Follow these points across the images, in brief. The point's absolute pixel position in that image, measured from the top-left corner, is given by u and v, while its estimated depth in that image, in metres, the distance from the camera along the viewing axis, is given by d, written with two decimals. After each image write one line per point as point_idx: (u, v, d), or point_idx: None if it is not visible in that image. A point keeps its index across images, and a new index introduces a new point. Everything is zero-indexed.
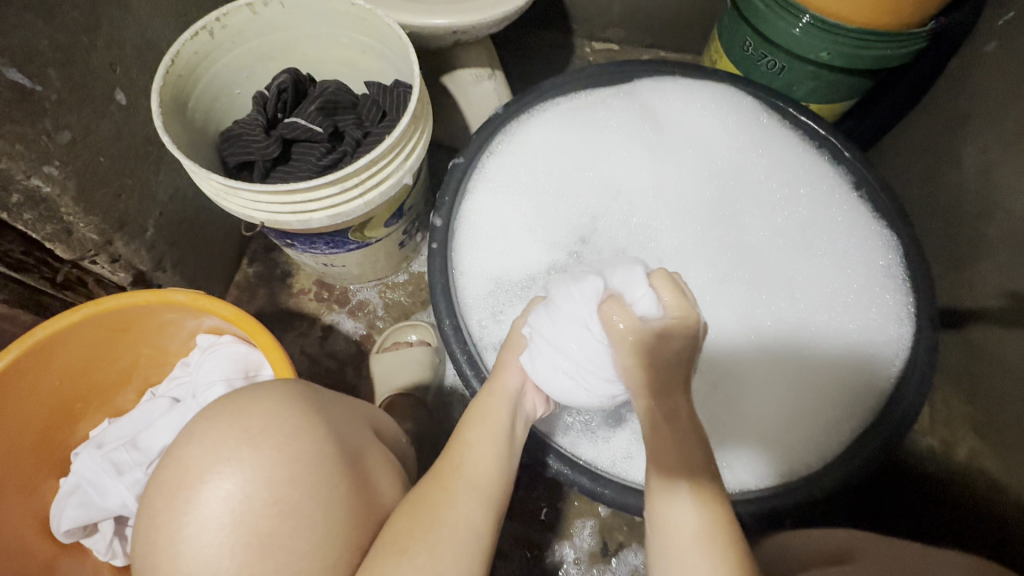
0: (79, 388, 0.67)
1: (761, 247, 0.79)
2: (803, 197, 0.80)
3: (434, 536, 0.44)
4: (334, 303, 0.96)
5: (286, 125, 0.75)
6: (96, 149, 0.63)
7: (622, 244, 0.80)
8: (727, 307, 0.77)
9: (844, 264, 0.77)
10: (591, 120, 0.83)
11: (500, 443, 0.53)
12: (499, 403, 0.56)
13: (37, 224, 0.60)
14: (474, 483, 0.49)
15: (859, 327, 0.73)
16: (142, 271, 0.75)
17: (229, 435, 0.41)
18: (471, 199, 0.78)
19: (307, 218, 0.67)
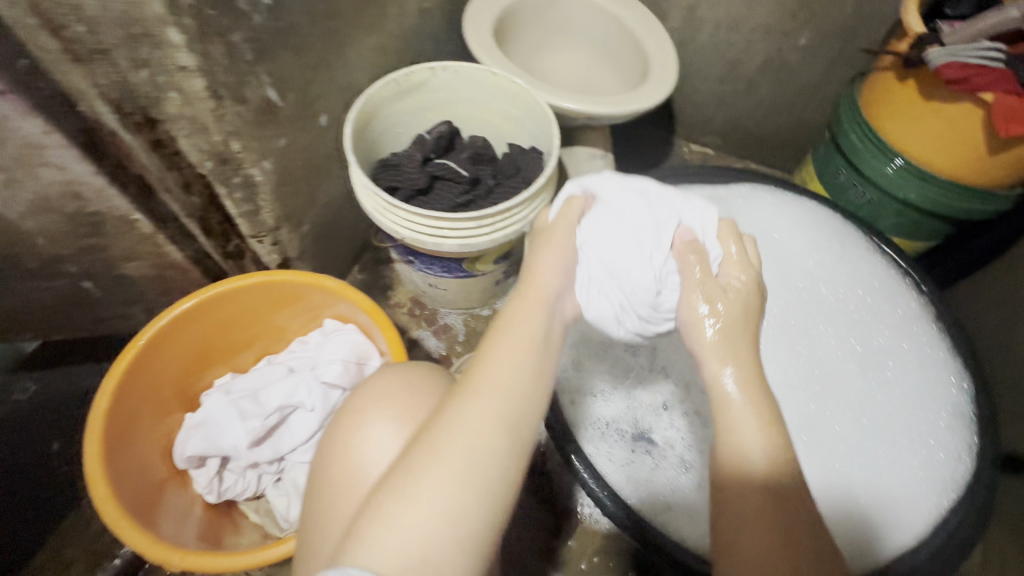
0: (221, 341, 0.79)
1: (830, 355, 0.85)
2: (876, 323, 0.86)
3: (447, 443, 0.42)
4: (423, 321, 1.07)
5: (436, 165, 0.90)
6: (295, 156, 0.77)
7: None
8: (792, 405, 0.81)
9: (912, 390, 0.81)
10: None
11: (524, 347, 0.48)
12: (528, 310, 0.50)
13: (240, 203, 0.74)
14: (497, 384, 0.45)
15: (920, 453, 0.76)
16: (288, 257, 0.89)
17: (391, 381, 0.53)
18: None
19: (441, 242, 0.79)
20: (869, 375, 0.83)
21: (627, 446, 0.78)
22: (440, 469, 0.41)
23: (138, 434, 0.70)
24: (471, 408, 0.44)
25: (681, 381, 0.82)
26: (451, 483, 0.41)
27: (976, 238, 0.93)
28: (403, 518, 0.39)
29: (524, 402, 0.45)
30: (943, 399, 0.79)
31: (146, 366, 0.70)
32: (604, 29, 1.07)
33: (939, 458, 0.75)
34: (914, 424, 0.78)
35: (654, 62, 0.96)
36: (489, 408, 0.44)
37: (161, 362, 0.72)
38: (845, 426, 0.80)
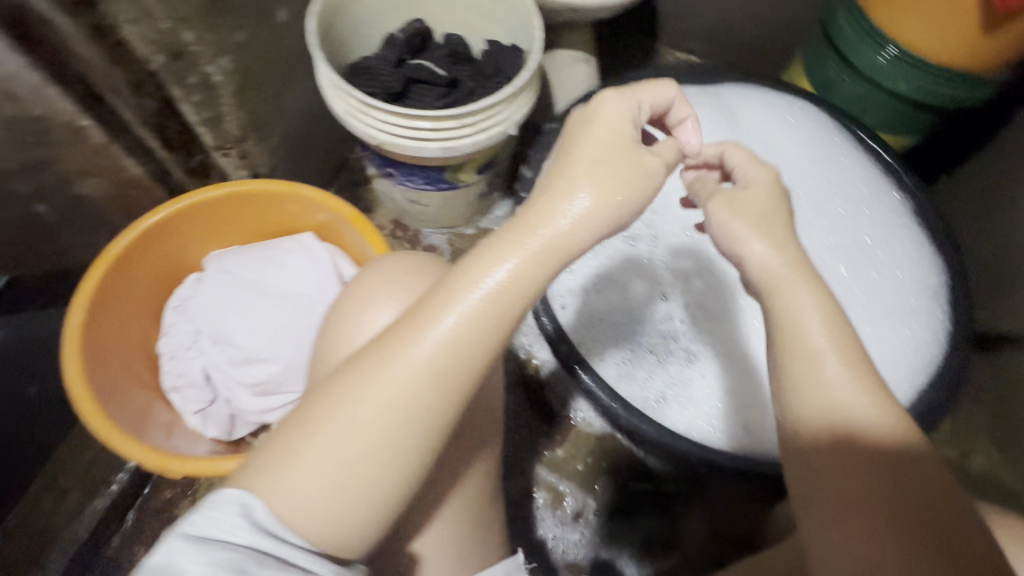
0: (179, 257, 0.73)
1: (822, 254, 0.84)
2: (867, 216, 0.86)
3: (373, 374, 0.39)
4: (406, 242, 1.04)
5: (413, 65, 0.82)
6: (257, 54, 0.71)
7: (693, 220, 0.84)
8: None
9: (902, 278, 0.82)
10: None
11: (505, 306, 0.39)
12: (539, 254, 0.40)
13: (199, 108, 0.68)
14: (445, 353, 0.39)
15: (909, 337, 0.78)
16: (259, 173, 0.84)
17: (398, 277, 0.51)
18: (559, 162, 0.87)
19: (422, 146, 0.74)
20: (862, 269, 0.83)
21: (649, 360, 0.77)
22: (372, 420, 0.39)
23: (113, 360, 0.66)
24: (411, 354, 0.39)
25: (681, 277, 0.81)
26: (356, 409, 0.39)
27: (960, 127, 0.92)
28: (278, 468, 0.38)
29: None
30: (924, 287, 0.81)
31: (115, 284, 0.66)
32: None
33: (912, 335, 0.78)
34: (904, 312, 0.80)
35: None
36: (476, 321, 0.39)
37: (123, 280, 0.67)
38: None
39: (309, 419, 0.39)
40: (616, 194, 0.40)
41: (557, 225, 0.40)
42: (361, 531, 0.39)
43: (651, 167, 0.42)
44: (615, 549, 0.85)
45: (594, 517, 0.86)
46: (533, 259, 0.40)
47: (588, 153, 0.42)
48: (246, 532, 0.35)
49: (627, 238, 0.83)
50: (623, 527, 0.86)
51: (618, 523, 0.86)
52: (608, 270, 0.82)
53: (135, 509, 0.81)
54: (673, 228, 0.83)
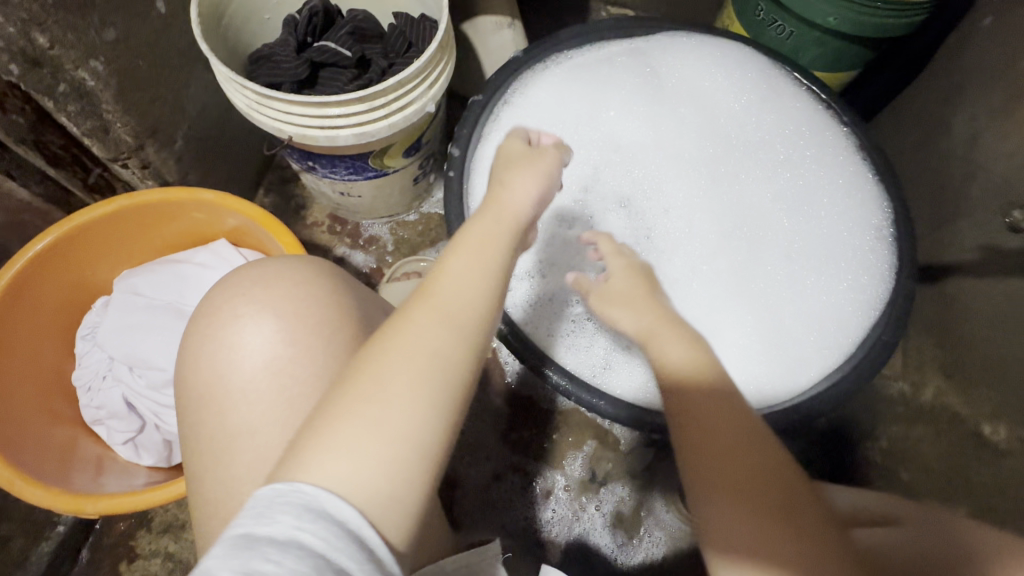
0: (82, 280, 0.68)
1: (758, 207, 0.83)
2: (806, 160, 0.84)
3: (396, 347, 0.41)
4: (346, 237, 0.99)
5: (316, 48, 0.77)
6: (136, 52, 0.65)
7: (625, 191, 0.85)
8: (725, 259, 0.82)
9: (842, 219, 0.81)
10: (599, 70, 0.87)
11: (481, 271, 0.46)
12: (504, 231, 0.49)
13: (79, 118, 0.63)
14: (442, 311, 0.43)
15: (851, 283, 0.77)
16: (168, 181, 0.78)
17: (275, 289, 0.49)
18: (487, 139, 0.83)
19: (334, 134, 0.70)
20: (800, 217, 0.82)
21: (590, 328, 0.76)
22: (394, 383, 0.39)
23: (24, 398, 0.62)
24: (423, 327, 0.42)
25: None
26: (384, 383, 0.39)
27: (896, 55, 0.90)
28: (324, 441, 0.37)
29: None
30: (869, 225, 0.79)
31: (16, 318, 0.62)
32: None
33: (859, 276, 0.77)
34: (847, 253, 0.79)
35: None
36: (475, 276, 0.45)
37: (19, 314, 0.62)
38: (774, 269, 0.80)
39: (345, 395, 0.38)
40: (532, 193, 0.53)
41: (521, 208, 0.52)
42: (409, 500, 0.37)
43: (545, 161, 0.56)
44: (587, 523, 0.84)
45: (564, 493, 0.85)
46: (482, 233, 0.48)
47: (515, 168, 0.55)
48: (298, 516, 0.33)
49: (561, 219, 0.82)
50: (596, 501, 0.85)
51: (590, 496, 0.85)
52: (550, 250, 0.80)
53: (90, 544, 0.79)
54: (608, 206, 0.84)
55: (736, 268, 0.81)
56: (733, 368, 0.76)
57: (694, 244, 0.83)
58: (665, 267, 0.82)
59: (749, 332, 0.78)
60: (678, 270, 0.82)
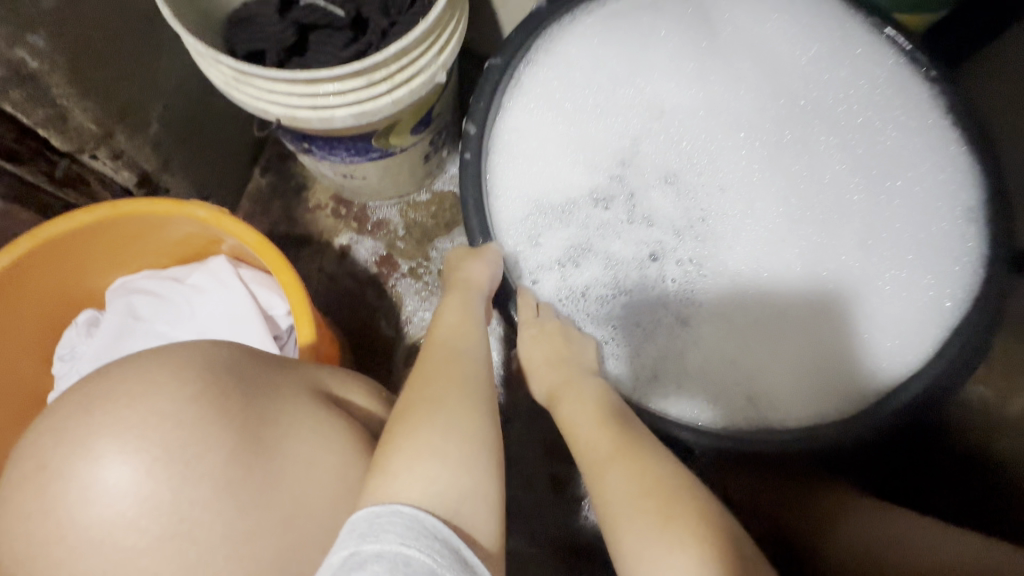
0: (58, 295, 0.59)
1: (833, 182, 0.71)
2: (893, 123, 0.69)
3: (429, 387, 0.49)
4: (352, 221, 0.89)
5: (302, 7, 0.65)
6: (87, 21, 0.54)
7: (673, 165, 0.74)
8: (794, 249, 0.70)
9: (930, 198, 0.66)
10: (639, 26, 0.74)
11: (475, 340, 0.57)
12: (475, 299, 0.61)
13: (28, 106, 0.53)
14: (455, 359, 0.53)
15: (935, 282, 0.64)
16: (147, 171, 0.69)
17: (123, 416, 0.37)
18: (512, 109, 0.71)
19: (329, 115, 0.59)
20: (876, 196, 0.70)
21: (628, 329, 0.68)
22: (446, 402, 0.47)
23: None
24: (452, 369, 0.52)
25: (673, 232, 0.72)
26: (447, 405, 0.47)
27: None
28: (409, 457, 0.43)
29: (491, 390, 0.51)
30: (958, 204, 0.64)
31: None
32: None
33: (954, 262, 0.63)
34: (935, 236, 0.65)
35: None
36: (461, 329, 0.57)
37: None
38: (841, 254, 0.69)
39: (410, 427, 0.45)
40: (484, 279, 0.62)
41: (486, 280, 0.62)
42: (486, 496, 0.43)
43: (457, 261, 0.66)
44: None
45: None
46: (456, 310, 0.60)
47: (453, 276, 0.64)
48: (405, 530, 0.38)
49: (597, 200, 0.73)
50: None
51: None
52: (585, 236, 0.71)
53: None
54: (650, 181, 0.74)
55: (801, 253, 0.70)
56: (795, 367, 0.65)
57: (754, 227, 0.72)
58: (721, 249, 0.71)
59: (803, 329, 0.67)
60: (728, 254, 0.71)
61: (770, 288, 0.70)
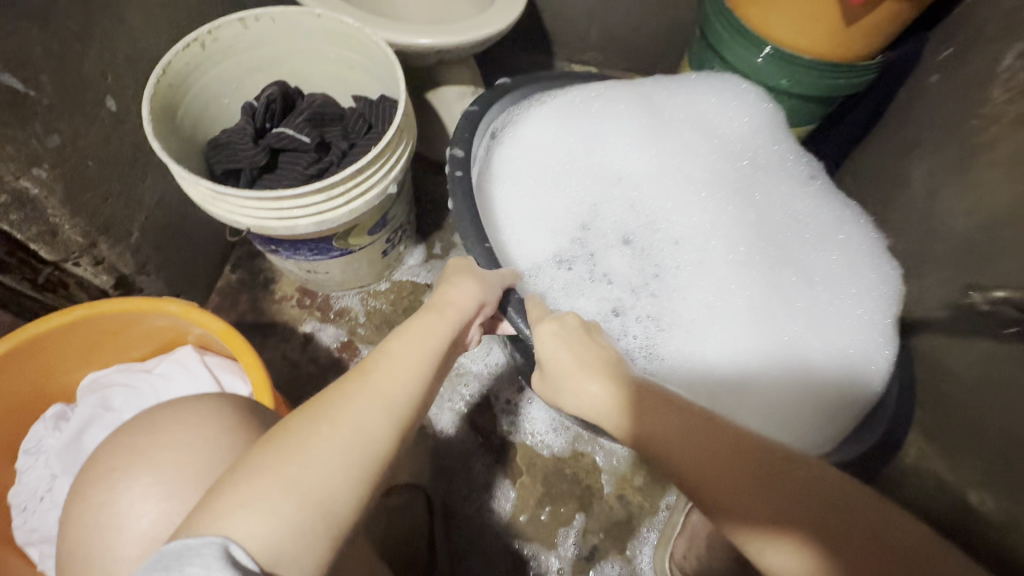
0: (33, 389, 0.63)
1: (778, 231, 0.78)
2: (817, 186, 0.80)
3: (313, 430, 0.40)
4: (315, 310, 0.97)
5: (274, 135, 0.77)
6: (84, 153, 0.64)
7: (631, 226, 0.82)
8: (743, 291, 0.76)
9: (848, 246, 0.76)
10: (589, 106, 0.82)
11: (418, 368, 0.46)
12: (445, 324, 0.51)
13: (24, 225, 0.60)
14: (379, 396, 0.43)
15: (864, 311, 0.73)
16: (124, 274, 0.75)
17: (162, 434, 0.49)
18: (495, 164, 0.80)
19: (293, 224, 0.69)
20: (813, 242, 0.77)
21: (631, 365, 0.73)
22: (317, 462, 0.39)
23: None
24: (355, 414, 0.42)
25: (630, 289, 0.79)
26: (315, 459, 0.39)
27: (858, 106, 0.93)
28: (242, 494, 0.36)
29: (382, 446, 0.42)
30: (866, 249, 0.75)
31: None
32: None
33: (882, 293, 0.73)
34: (860, 273, 0.75)
35: None
36: (414, 350, 0.47)
37: None
38: (785, 301, 0.75)
39: (269, 458, 0.39)
40: (463, 308, 0.53)
41: (467, 305, 0.54)
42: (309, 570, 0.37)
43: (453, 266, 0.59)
44: None
45: None
46: (424, 331, 0.49)
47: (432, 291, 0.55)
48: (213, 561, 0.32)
49: (560, 262, 0.79)
50: None
51: None
52: (553, 295, 0.76)
53: None
54: (610, 242, 0.81)
55: (756, 304, 0.76)
56: (758, 407, 0.71)
57: (715, 268, 0.78)
58: (676, 302, 0.77)
59: (774, 372, 0.72)
60: (693, 304, 0.77)
61: (730, 328, 0.75)
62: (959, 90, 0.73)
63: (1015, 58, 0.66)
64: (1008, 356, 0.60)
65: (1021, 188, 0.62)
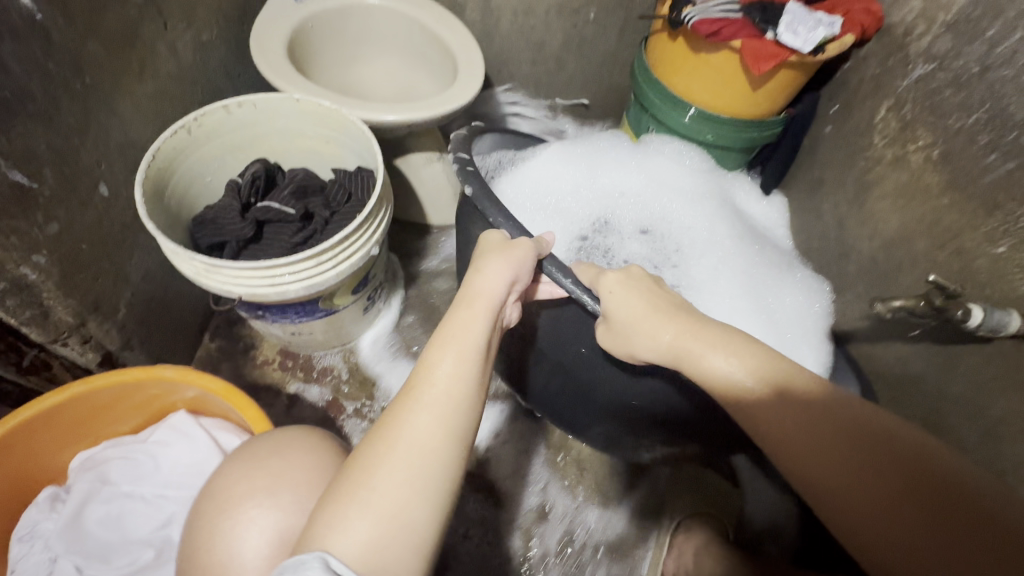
0: (22, 473, 0.64)
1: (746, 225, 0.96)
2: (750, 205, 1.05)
3: (380, 453, 0.43)
4: (299, 371, 0.99)
5: (260, 209, 0.82)
6: (79, 237, 0.67)
7: (642, 219, 0.96)
8: (742, 261, 0.90)
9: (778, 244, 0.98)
10: (584, 142, 0.99)
11: (468, 362, 0.48)
12: (482, 317, 0.51)
13: (18, 309, 0.62)
14: (431, 406, 0.45)
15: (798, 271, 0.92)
16: (110, 350, 0.76)
17: (243, 468, 0.56)
18: (518, 184, 0.92)
19: (284, 289, 0.73)
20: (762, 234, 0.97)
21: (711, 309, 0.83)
22: (386, 484, 0.42)
23: None
24: (412, 430, 0.44)
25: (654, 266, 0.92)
26: (381, 485, 0.42)
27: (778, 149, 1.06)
28: (330, 520, 0.41)
29: (440, 460, 0.44)
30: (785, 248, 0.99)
31: None
32: (405, 33, 1.03)
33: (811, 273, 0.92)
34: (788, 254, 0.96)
35: (459, 58, 0.95)
36: (455, 356, 0.48)
37: None
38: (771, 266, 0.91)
39: (345, 486, 0.43)
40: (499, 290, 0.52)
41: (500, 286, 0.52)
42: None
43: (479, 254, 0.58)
44: None
45: None
46: (462, 328, 0.50)
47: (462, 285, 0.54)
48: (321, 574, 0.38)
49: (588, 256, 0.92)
50: None
51: None
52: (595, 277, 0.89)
53: None
54: (630, 234, 0.95)
55: (755, 269, 0.90)
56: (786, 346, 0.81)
57: (719, 245, 0.92)
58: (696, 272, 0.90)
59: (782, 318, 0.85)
60: (708, 274, 0.90)
61: (746, 288, 0.87)
62: (848, 139, 0.89)
63: (886, 111, 0.81)
64: (919, 354, 0.71)
65: (906, 214, 0.76)
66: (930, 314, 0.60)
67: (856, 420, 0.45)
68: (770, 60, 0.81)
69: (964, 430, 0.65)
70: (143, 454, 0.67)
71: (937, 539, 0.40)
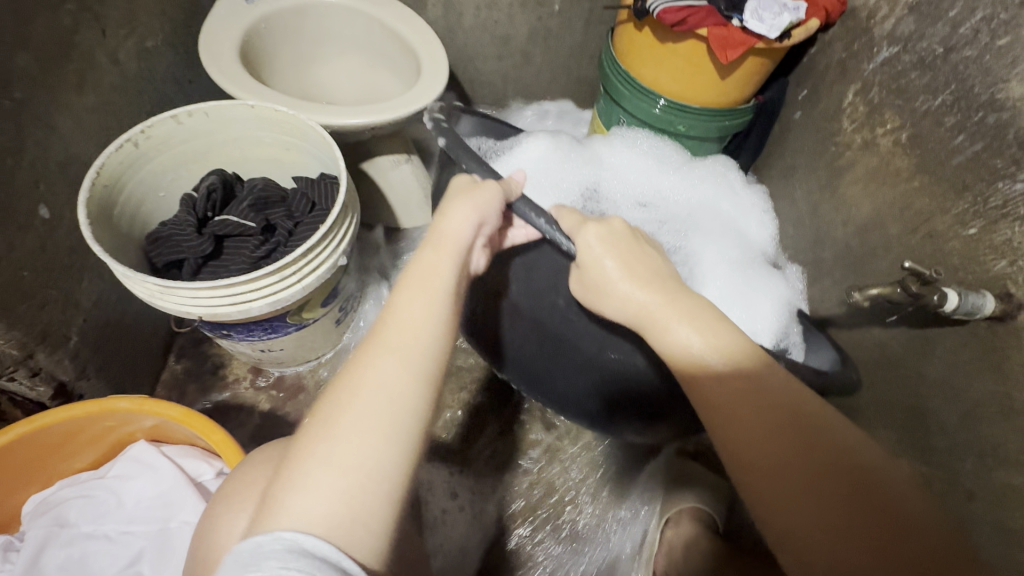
0: None
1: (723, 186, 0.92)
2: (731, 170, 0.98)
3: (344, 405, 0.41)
4: (272, 389, 0.95)
5: (218, 223, 0.78)
6: (19, 264, 0.63)
7: (634, 190, 0.88)
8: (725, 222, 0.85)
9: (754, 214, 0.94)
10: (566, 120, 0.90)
11: (434, 304, 0.46)
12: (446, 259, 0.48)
13: None
14: (399, 351, 0.43)
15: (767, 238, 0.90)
16: (63, 381, 0.72)
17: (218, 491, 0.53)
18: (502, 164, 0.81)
19: (248, 307, 0.70)
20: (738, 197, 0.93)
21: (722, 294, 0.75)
22: (348, 442, 0.39)
23: None
24: (377, 378, 0.41)
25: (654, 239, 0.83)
26: (343, 437, 0.39)
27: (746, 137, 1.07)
28: (294, 483, 0.38)
29: (408, 414, 0.41)
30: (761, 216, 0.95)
31: None
32: (365, 31, 0.99)
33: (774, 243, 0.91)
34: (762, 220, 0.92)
35: (422, 56, 0.92)
36: (422, 302, 0.45)
37: None
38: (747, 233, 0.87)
39: (303, 448, 0.40)
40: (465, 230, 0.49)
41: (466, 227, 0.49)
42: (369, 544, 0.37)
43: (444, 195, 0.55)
44: None
45: None
46: (426, 271, 0.47)
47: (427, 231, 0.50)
48: (284, 558, 0.34)
49: None
50: None
51: None
52: None
53: None
54: (626, 206, 0.86)
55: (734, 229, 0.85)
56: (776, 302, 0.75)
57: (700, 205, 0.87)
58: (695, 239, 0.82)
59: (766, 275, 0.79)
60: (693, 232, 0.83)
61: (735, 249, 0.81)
62: (818, 125, 0.89)
63: (854, 95, 0.81)
64: (897, 338, 0.71)
65: (878, 198, 0.75)
66: (907, 300, 0.60)
67: (806, 412, 0.44)
68: (736, 49, 0.80)
69: (943, 413, 0.65)
70: (106, 490, 0.64)
71: (853, 542, 0.39)
